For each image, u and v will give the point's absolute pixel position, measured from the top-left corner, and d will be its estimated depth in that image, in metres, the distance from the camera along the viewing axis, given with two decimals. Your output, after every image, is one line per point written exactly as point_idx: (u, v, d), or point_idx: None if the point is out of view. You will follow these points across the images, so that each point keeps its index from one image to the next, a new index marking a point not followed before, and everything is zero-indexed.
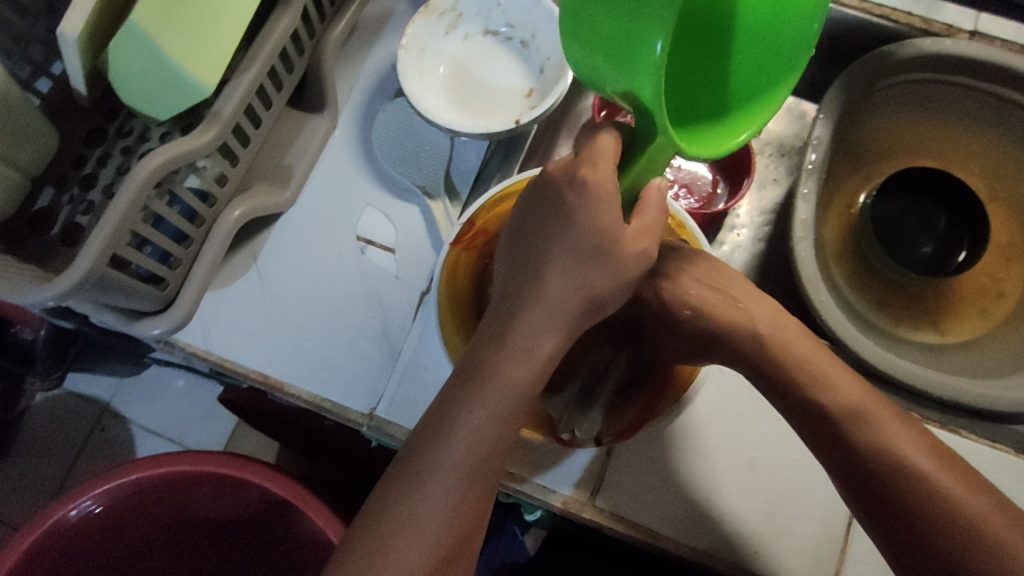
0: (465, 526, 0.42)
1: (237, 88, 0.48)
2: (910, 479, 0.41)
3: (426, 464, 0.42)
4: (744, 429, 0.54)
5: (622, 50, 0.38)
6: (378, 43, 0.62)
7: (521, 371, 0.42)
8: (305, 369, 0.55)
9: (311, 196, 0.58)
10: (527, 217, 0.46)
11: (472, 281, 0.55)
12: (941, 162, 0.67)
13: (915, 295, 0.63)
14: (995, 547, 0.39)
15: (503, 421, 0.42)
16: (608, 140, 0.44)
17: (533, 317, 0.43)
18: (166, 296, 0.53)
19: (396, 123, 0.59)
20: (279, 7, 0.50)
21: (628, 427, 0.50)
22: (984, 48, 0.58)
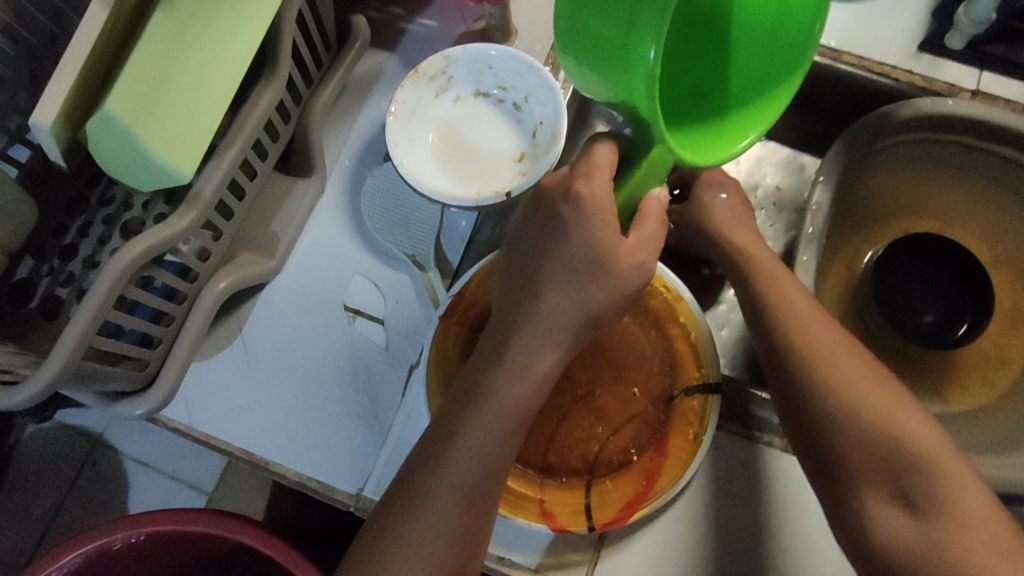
0: (464, 541, 0.43)
1: (217, 168, 0.46)
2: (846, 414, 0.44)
3: (428, 478, 0.43)
4: (738, 490, 0.53)
5: (620, 56, 0.39)
6: (368, 103, 0.60)
7: (521, 390, 0.43)
8: (294, 439, 0.53)
9: (298, 263, 0.57)
10: (512, 290, 0.45)
11: (463, 349, 0.53)
12: (939, 224, 0.66)
13: (904, 356, 0.62)
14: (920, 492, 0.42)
15: (499, 446, 0.43)
16: (605, 152, 0.44)
17: (518, 394, 0.43)
18: (147, 375, 0.51)
19: (386, 188, 0.58)
20: (263, 79, 0.48)
21: (615, 515, 0.49)
22: (988, 110, 0.57)
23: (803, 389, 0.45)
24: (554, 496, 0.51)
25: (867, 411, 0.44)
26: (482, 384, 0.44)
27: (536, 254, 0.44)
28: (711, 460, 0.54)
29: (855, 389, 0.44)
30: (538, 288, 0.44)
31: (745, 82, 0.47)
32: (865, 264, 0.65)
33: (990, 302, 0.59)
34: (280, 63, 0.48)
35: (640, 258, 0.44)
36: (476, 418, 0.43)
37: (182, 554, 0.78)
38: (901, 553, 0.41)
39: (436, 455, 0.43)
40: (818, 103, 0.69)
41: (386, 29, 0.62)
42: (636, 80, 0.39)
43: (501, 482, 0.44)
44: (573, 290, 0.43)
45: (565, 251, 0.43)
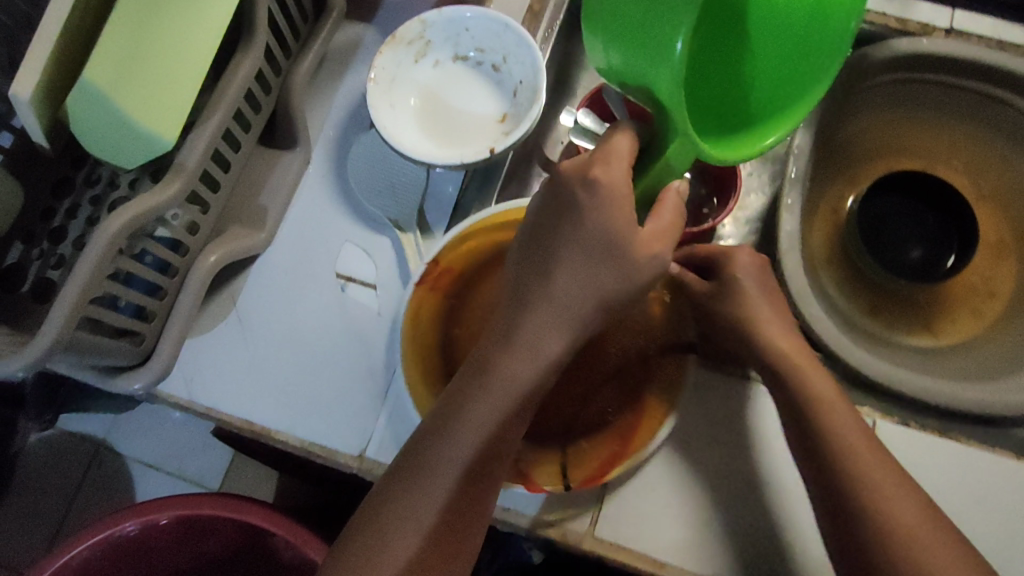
0: (463, 515, 0.44)
1: (201, 137, 0.46)
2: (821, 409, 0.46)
3: (429, 448, 0.44)
4: (736, 426, 0.54)
5: (643, 48, 0.37)
6: (348, 74, 0.60)
7: (525, 365, 0.43)
8: (294, 414, 0.54)
9: (288, 236, 0.57)
10: (528, 255, 0.45)
11: (432, 323, 0.54)
12: (923, 163, 0.66)
13: (888, 294, 0.63)
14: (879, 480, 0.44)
15: (501, 430, 0.44)
16: (625, 140, 0.43)
17: (516, 365, 0.43)
18: (144, 350, 0.52)
19: (370, 154, 0.58)
20: (240, 50, 0.48)
21: (593, 474, 0.49)
22: (966, 48, 0.58)
23: (831, 461, 0.45)
24: (531, 453, 0.51)
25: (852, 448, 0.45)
26: (487, 360, 0.44)
27: (543, 223, 0.45)
28: (709, 406, 0.55)
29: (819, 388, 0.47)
30: (550, 269, 0.44)
31: (772, 76, 0.43)
32: (848, 207, 0.65)
33: (976, 235, 0.59)
34: (256, 33, 0.48)
35: (655, 248, 0.43)
36: (482, 385, 0.44)
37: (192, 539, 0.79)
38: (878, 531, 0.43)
39: (444, 430, 0.44)
40: None
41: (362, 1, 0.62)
42: (658, 76, 0.37)
43: (504, 458, 0.45)
44: (587, 270, 0.43)
45: (577, 229, 0.43)
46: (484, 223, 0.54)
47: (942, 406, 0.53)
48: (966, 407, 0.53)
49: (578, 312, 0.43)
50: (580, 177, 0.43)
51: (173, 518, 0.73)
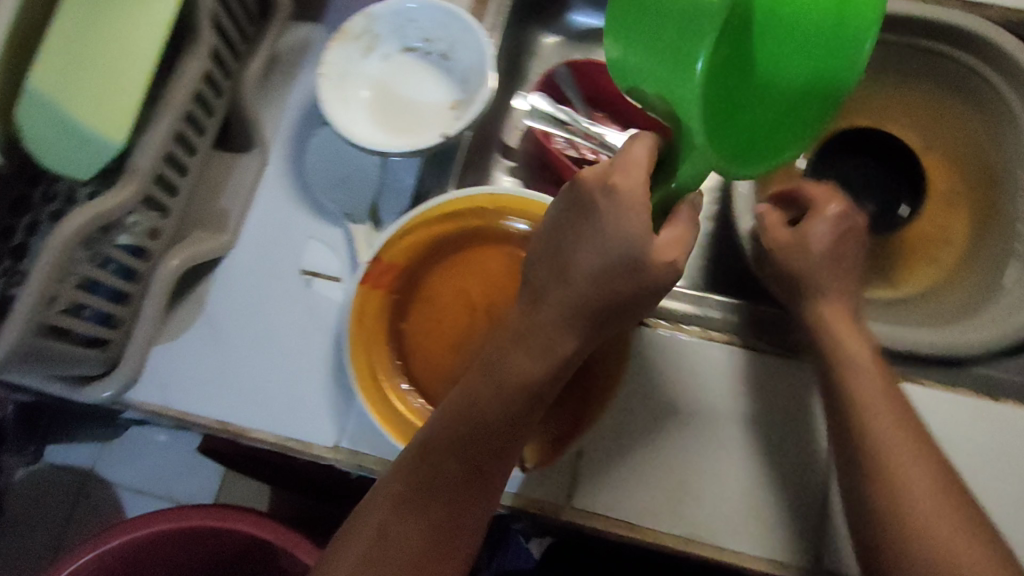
0: (466, 498, 0.44)
1: (151, 140, 0.47)
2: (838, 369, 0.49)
3: (444, 438, 0.44)
4: (718, 393, 0.54)
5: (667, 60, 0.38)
6: (300, 73, 0.61)
7: (537, 361, 0.44)
8: (270, 412, 0.54)
9: (250, 236, 0.58)
10: (553, 235, 0.46)
11: (384, 319, 0.54)
12: (873, 121, 0.67)
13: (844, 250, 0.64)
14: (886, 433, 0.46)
15: (510, 426, 0.45)
16: (642, 146, 0.43)
17: (522, 357, 0.45)
18: (111, 357, 0.52)
19: (328, 149, 0.59)
20: (185, 53, 0.49)
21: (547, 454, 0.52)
22: (916, 7, 0.60)
23: (862, 449, 0.46)
24: None
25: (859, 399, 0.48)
26: (505, 357, 0.45)
27: (572, 212, 0.45)
28: (680, 366, 0.55)
29: (851, 355, 0.49)
30: (567, 266, 0.44)
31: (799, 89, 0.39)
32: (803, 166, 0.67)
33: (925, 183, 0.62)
34: (199, 35, 0.48)
35: (672, 256, 0.43)
36: (502, 374, 0.45)
37: (182, 552, 0.79)
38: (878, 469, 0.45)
39: (456, 419, 0.45)
40: None
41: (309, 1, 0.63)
42: (677, 85, 0.37)
43: (513, 451, 0.46)
44: (605, 272, 0.43)
45: (583, 236, 0.44)
46: (406, 231, 0.54)
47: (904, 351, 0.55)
48: (924, 350, 0.55)
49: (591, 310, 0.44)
50: (601, 186, 0.43)
51: (164, 533, 0.74)
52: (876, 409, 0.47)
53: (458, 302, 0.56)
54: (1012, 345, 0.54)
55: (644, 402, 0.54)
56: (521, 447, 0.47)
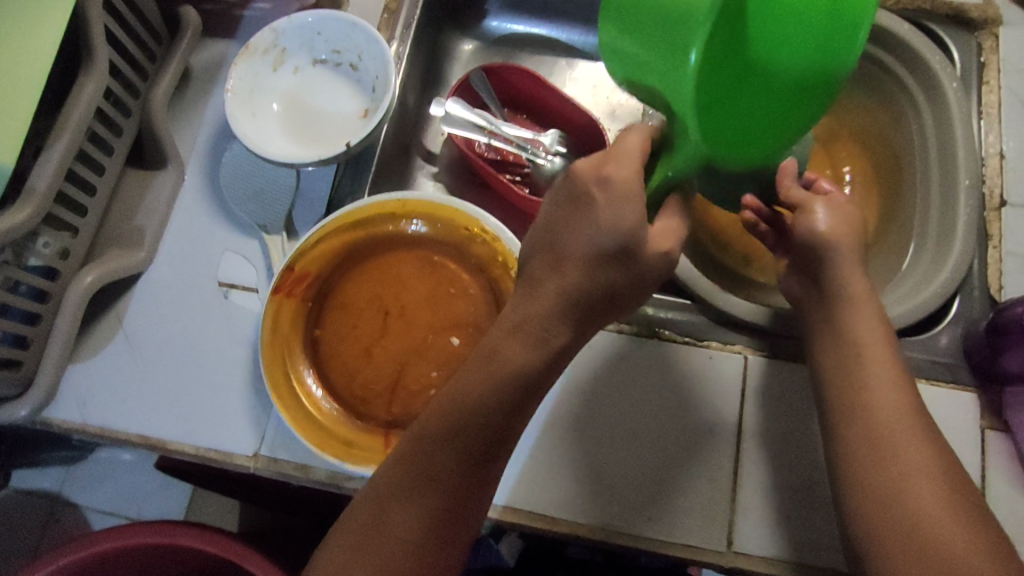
0: (462, 490, 0.44)
1: (48, 161, 0.48)
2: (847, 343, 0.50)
3: (436, 427, 0.45)
4: (643, 386, 0.55)
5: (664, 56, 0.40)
6: (213, 90, 0.62)
7: (530, 354, 0.45)
8: (190, 423, 0.55)
9: (167, 251, 0.58)
10: (549, 221, 0.46)
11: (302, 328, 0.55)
12: None
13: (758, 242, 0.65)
14: (869, 404, 0.47)
15: (500, 416, 0.44)
16: (637, 137, 0.45)
17: (512, 347, 0.45)
18: (25, 377, 0.53)
19: (241, 162, 0.60)
20: (82, 73, 0.50)
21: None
22: None
23: (845, 420, 0.48)
24: None
25: (863, 372, 0.48)
26: (497, 349, 0.45)
27: (558, 206, 0.46)
28: (597, 361, 0.55)
29: (859, 326, 0.50)
30: (557, 254, 0.45)
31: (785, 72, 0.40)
32: None
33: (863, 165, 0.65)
34: (94, 55, 0.49)
35: (667, 246, 0.45)
36: (492, 357, 0.45)
37: (138, 568, 0.79)
38: (863, 440, 0.47)
39: (451, 408, 0.45)
40: None
41: (221, 18, 0.64)
42: (675, 80, 0.39)
43: (507, 441, 0.45)
44: (599, 263, 0.44)
45: (567, 228, 0.45)
46: (328, 232, 0.56)
47: None
48: None
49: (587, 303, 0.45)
50: (595, 177, 0.44)
51: (122, 548, 0.75)
52: (867, 381, 0.48)
53: (374, 308, 0.57)
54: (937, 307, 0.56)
55: (558, 399, 0.55)
56: (514, 443, 0.47)
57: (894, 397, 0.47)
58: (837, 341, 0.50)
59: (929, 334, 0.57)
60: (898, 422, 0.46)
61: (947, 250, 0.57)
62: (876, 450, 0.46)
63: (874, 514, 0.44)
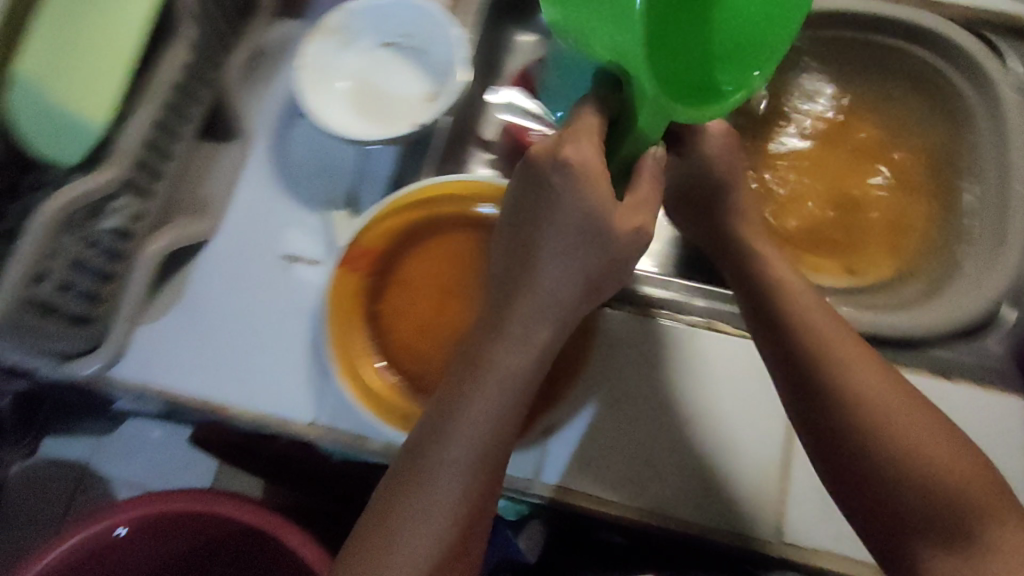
0: (469, 507, 0.44)
1: (134, 126, 0.49)
2: (791, 314, 0.51)
3: (433, 454, 0.44)
4: (690, 379, 0.56)
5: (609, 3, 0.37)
6: (284, 68, 0.64)
7: (517, 359, 0.43)
8: (251, 390, 0.56)
9: (232, 221, 0.60)
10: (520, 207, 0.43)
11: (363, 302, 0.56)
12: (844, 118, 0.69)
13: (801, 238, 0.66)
14: (834, 369, 0.48)
15: (494, 433, 0.44)
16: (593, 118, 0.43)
17: (501, 352, 0.43)
18: (96, 335, 0.54)
19: (310, 140, 0.62)
20: (167, 44, 0.51)
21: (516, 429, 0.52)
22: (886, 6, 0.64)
23: (824, 393, 0.48)
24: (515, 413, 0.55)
25: (816, 342, 0.49)
26: (477, 357, 0.44)
27: (523, 190, 0.43)
28: (646, 348, 0.57)
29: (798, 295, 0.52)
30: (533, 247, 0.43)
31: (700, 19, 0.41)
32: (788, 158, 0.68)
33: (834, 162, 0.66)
34: (180, 27, 0.51)
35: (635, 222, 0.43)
36: (479, 361, 0.44)
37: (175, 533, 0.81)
38: (843, 410, 0.47)
39: (442, 432, 0.44)
40: None
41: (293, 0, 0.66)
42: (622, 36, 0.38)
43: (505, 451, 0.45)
44: (567, 261, 0.42)
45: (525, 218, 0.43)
46: (387, 213, 0.57)
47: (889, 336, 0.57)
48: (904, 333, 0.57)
49: (562, 301, 0.43)
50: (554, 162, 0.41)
51: (161, 513, 0.76)
52: (819, 348, 0.49)
53: (430, 286, 0.58)
54: (972, 324, 0.57)
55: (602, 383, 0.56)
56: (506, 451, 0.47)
57: (847, 354, 0.49)
58: (788, 315, 0.51)
59: (980, 341, 0.58)
60: (866, 372, 0.48)
61: (1000, 258, 0.58)
62: (872, 445, 0.46)
63: (895, 489, 0.45)
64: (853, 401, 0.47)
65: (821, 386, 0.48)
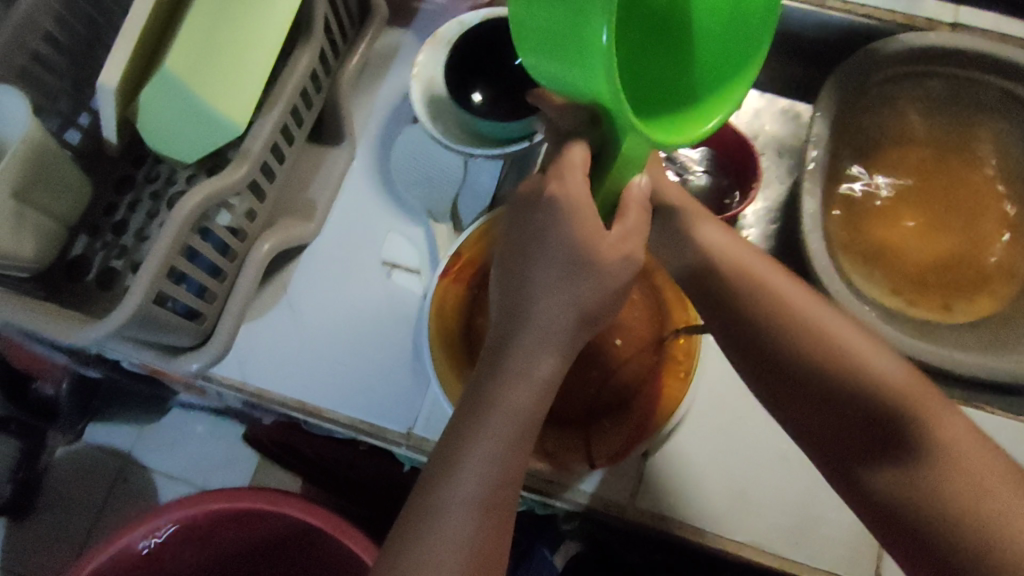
0: (488, 558, 0.41)
1: (263, 127, 0.50)
2: (763, 296, 0.47)
3: (441, 488, 0.41)
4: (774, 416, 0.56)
5: (572, 43, 0.36)
6: (390, 76, 0.64)
7: (524, 397, 0.42)
8: (346, 395, 0.56)
9: (334, 226, 0.60)
10: (514, 237, 0.45)
11: (462, 314, 0.56)
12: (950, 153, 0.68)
13: (901, 274, 0.65)
14: (820, 347, 0.44)
15: (510, 468, 0.42)
16: (580, 151, 0.43)
17: (512, 392, 0.42)
18: (204, 331, 0.55)
19: (414, 147, 0.62)
20: (297, 49, 0.53)
21: (619, 450, 0.53)
22: (991, 46, 0.63)
23: (813, 377, 0.44)
24: (599, 439, 0.54)
25: (792, 325, 0.46)
26: (481, 393, 0.42)
27: (535, 203, 0.44)
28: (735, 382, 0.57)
29: (772, 278, 0.48)
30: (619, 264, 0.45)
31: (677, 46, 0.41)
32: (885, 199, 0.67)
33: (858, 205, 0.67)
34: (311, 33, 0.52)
35: (624, 250, 0.43)
36: (492, 394, 0.42)
37: (234, 530, 0.80)
38: (840, 390, 0.43)
39: (447, 467, 0.42)
40: (807, 59, 0.72)
41: (398, 10, 0.66)
42: (589, 77, 0.37)
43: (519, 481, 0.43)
44: (567, 286, 0.42)
45: (597, 243, 0.42)
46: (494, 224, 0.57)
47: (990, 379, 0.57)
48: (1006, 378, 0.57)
49: (558, 334, 0.42)
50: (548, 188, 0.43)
51: (225, 510, 0.75)
52: (798, 333, 0.45)
53: None
54: None
55: (692, 414, 0.56)
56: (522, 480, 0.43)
57: (831, 330, 0.45)
58: (756, 300, 0.47)
59: None
60: (853, 338, 0.45)
61: None
62: (834, 379, 0.44)
63: (916, 460, 0.40)
64: (848, 383, 0.43)
65: (806, 375, 0.45)
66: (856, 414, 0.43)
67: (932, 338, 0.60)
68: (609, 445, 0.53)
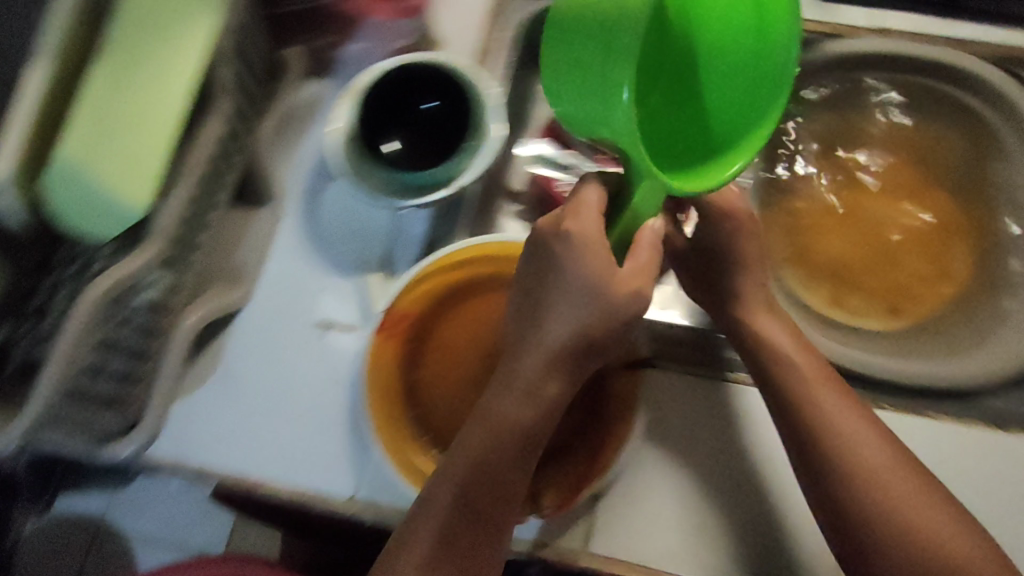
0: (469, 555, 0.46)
1: (174, 200, 0.48)
2: (830, 432, 0.51)
3: (444, 487, 0.46)
4: (727, 442, 0.56)
5: (594, 85, 0.40)
6: (310, 132, 0.63)
7: (520, 410, 0.45)
8: (286, 464, 0.54)
9: (264, 290, 0.59)
10: (529, 269, 0.46)
11: (403, 369, 0.55)
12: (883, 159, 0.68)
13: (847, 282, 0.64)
14: (876, 482, 0.49)
15: (500, 471, 0.46)
16: (592, 193, 0.45)
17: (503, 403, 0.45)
18: (129, 418, 0.53)
19: (342, 203, 0.61)
20: (205, 115, 0.51)
21: (566, 498, 0.51)
22: (911, 48, 0.64)
23: (866, 511, 0.49)
24: (547, 485, 0.53)
25: (854, 460, 0.50)
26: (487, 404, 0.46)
27: (543, 236, 0.45)
28: (686, 412, 0.57)
29: (834, 407, 0.52)
30: (539, 317, 0.44)
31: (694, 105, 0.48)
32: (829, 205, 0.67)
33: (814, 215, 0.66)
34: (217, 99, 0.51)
35: (634, 286, 0.43)
36: (488, 406, 0.46)
37: None
38: (891, 526, 0.49)
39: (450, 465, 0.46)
40: None
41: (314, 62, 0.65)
42: (613, 121, 0.40)
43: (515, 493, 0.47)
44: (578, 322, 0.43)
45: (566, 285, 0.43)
46: (424, 275, 0.56)
47: (942, 388, 0.56)
48: (955, 384, 0.56)
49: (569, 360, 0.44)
50: (555, 230, 0.44)
51: None
52: (861, 465, 0.50)
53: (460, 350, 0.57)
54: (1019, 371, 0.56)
55: (643, 449, 0.56)
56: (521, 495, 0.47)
57: (883, 468, 0.50)
58: (823, 433, 0.51)
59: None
60: (904, 475, 0.50)
61: None
62: (888, 518, 0.49)
63: None
64: (897, 520, 0.49)
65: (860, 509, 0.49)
66: (899, 548, 0.48)
67: (879, 348, 0.59)
68: (556, 492, 0.52)
